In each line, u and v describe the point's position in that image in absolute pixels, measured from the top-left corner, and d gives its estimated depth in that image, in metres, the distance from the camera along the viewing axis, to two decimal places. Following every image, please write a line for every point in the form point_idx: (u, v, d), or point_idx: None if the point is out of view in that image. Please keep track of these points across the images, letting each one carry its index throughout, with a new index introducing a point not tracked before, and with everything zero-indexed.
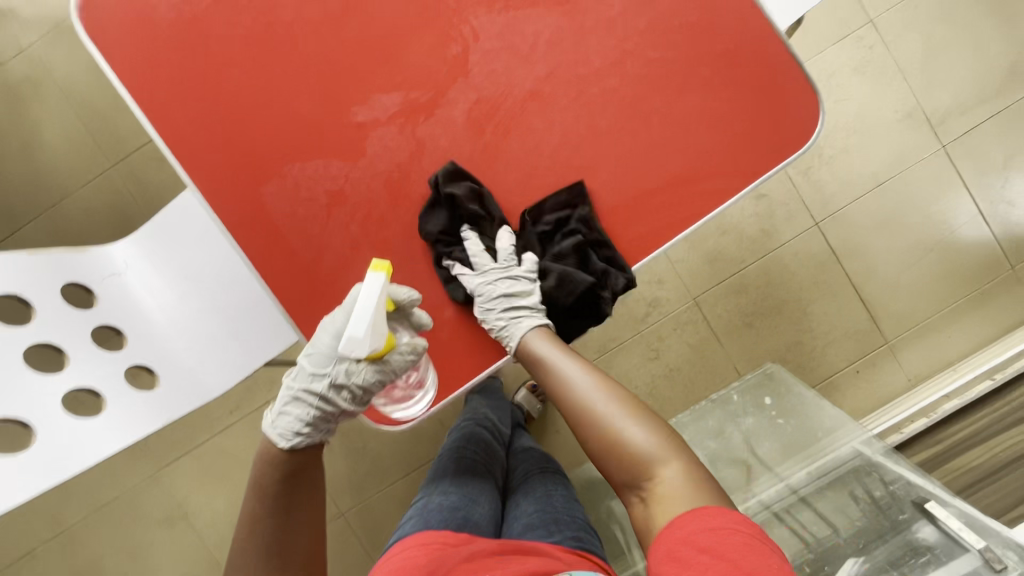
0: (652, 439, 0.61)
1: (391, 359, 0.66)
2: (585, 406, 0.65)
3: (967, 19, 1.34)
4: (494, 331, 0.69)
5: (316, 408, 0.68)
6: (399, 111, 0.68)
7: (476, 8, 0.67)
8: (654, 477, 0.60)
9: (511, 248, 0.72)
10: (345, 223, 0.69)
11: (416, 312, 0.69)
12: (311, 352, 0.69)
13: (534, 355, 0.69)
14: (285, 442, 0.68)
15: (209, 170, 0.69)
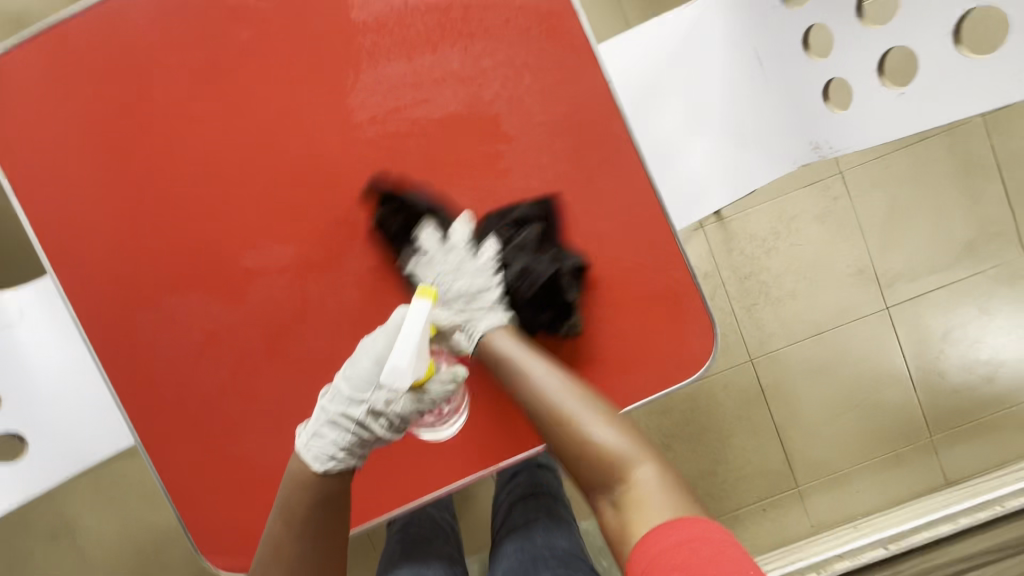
0: (617, 431, 0.60)
1: (431, 389, 0.61)
2: (551, 408, 0.62)
3: (934, 188, 1.34)
4: (450, 321, 0.67)
5: (352, 435, 0.60)
6: (290, 264, 0.65)
7: (385, 176, 0.65)
8: (624, 477, 0.58)
9: (466, 243, 0.67)
10: (216, 366, 0.67)
11: (456, 335, 0.66)
12: (347, 375, 0.61)
13: (499, 354, 0.65)
14: (319, 465, 0.60)
15: (83, 286, 0.66)
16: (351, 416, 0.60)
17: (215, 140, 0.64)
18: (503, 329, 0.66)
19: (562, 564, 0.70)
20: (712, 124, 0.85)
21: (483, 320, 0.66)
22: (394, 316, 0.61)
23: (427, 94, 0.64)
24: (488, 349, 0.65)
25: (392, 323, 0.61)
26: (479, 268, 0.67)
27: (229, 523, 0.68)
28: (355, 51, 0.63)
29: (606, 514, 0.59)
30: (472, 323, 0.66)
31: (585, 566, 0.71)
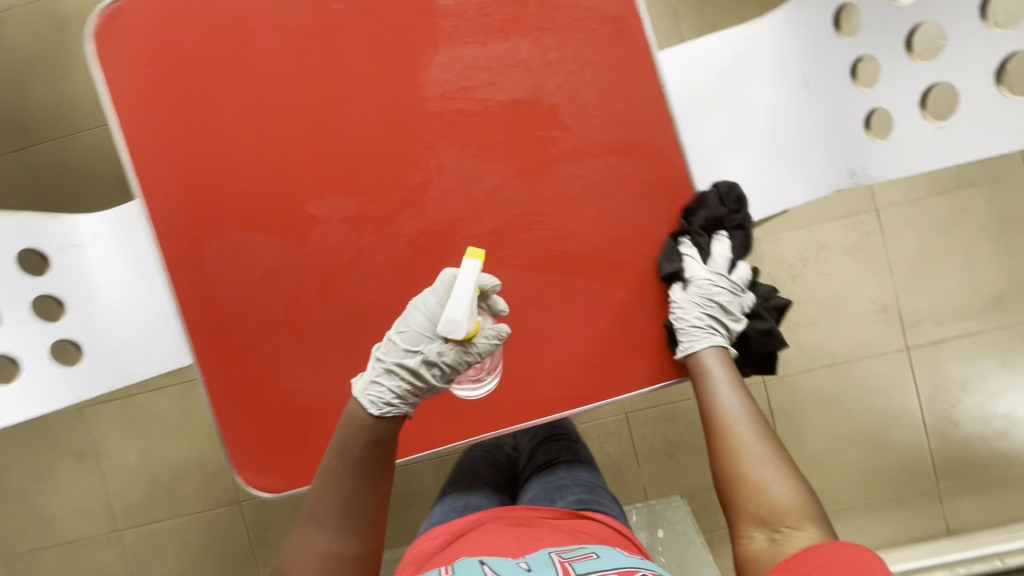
0: (798, 485, 0.63)
1: (479, 343, 0.64)
2: (741, 435, 0.66)
3: (969, 237, 1.35)
4: (687, 324, 0.71)
5: (405, 383, 0.64)
6: (352, 216, 0.72)
7: (447, 146, 0.70)
8: (793, 521, 0.60)
9: (743, 278, 0.76)
10: (272, 300, 0.73)
11: (497, 300, 0.68)
12: (402, 329, 0.66)
13: (707, 371, 0.70)
14: (374, 409, 0.64)
15: (167, 215, 0.74)
16: (403, 365, 0.64)
17: (300, 98, 0.71)
18: (721, 353, 0.71)
19: (587, 489, 0.85)
20: (753, 141, 0.89)
21: (717, 336, 0.71)
22: (445, 276, 0.66)
23: (494, 77, 0.70)
24: (701, 359, 0.71)
25: (445, 283, 0.65)
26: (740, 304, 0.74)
27: (263, 444, 0.75)
28: (436, 33, 0.69)
29: (755, 541, 0.61)
30: (706, 327, 0.71)
31: (604, 493, 0.85)
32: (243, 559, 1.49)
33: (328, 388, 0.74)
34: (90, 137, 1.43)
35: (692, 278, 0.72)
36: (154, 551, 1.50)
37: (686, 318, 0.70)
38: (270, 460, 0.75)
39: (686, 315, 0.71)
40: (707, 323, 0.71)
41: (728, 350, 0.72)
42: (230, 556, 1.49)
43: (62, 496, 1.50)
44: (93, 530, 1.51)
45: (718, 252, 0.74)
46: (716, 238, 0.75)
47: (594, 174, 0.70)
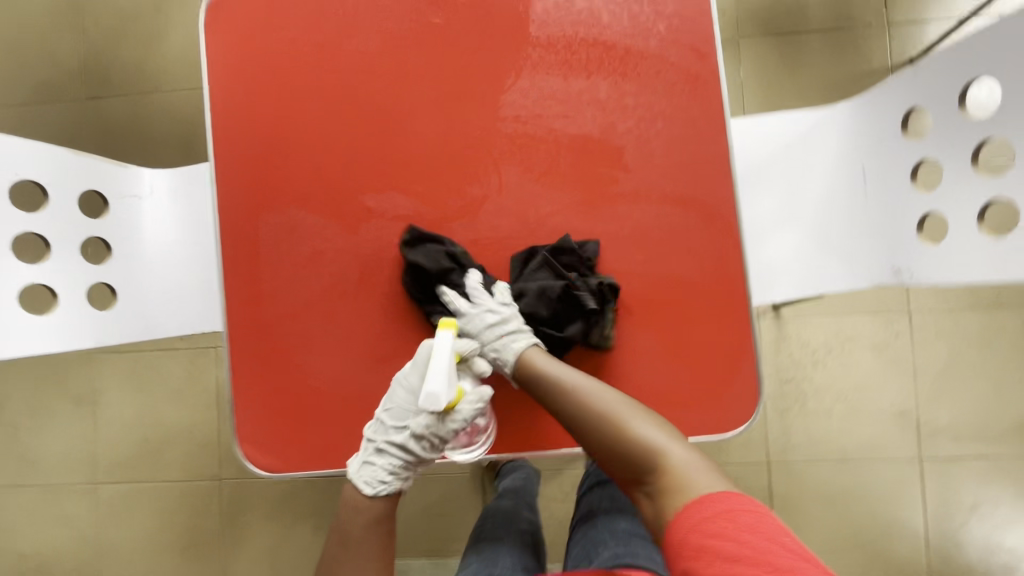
0: (652, 424, 0.66)
1: (462, 411, 0.71)
2: (588, 417, 0.68)
3: (1000, 357, 1.32)
4: (493, 361, 0.74)
5: (398, 458, 0.72)
6: (406, 215, 0.73)
7: (510, 166, 0.73)
8: (657, 471, 0.64)
9: (481, 279, 0.74)
10: (311, 279, 0.75)
11: (478, 362, 0.74)
12: (387, 407, 0.72)
13: (532, 368, 0.71)
14: (370, 488, 0.72)
15: (232, 181, 0.76)
16: (391, 442, 0.71)
17: (382, 96, 0.74)
18: (535, 348, 0.73)
19: (623, 541, 0.82)
20: (804, 220, 0.93)
21: (517, 342, 0.74)
22: (423, 349, 0.71)
23: (569, 111, 0.72)
24: (522, 377, 0.72)
25: (423, 356, 0.70)
26: (498, 303, 0.74)
27: (273, 420, 0.75)
28: (522, 60, 0.73)
29: (645, 503, 0.66)
30: (505, 345, 0.74)
31: (643, 542, 0.83)
32: (213, 537, 1.46)
33: (348, 376, 0.74)
34: (173, 96, 1.50)
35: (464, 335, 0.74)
36: (125, 511, 1.48)
37: (489, 360, 0.74)
38: (276, 437, 0.74)
39: (487, 358, 0.74)
40: (502, 348, 0.73)
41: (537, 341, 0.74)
42: (200, 532, 1.46)
43: (50, 438, 1.50)
44: (72, 478, 1.49)
45: (453, 299, 0.74)
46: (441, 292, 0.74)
47: (646, 219, 0.72)
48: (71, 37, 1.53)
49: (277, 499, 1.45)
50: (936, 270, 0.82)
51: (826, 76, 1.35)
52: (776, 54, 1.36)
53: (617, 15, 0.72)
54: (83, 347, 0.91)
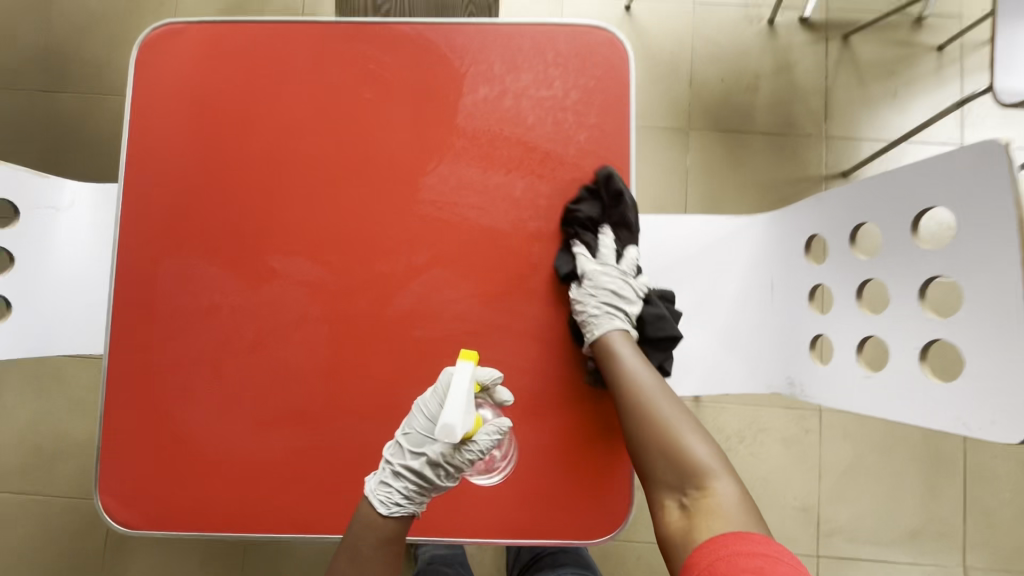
0: (707, 443, 0.68)
1: (480, 441, 0.66)
2: (651, 411, 0.69)
3: (899, 465, 1.38)
4: (587, 313, 0.72)
5: (413, 483, 0.66)
6: (309, 279, 0.73)
7: (419, 247, 0.74)
8: (702, 485, 0.65)
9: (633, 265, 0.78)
10: (204, 331, 0.73)
11: (499, 389, 0.70)
12: (406, 431, 0.67)
13: (612, 349, 0.71)
14: (382, 508, 0.66)
15: (140, 223, 0.75)
16: (406, 467, 0.65)
17: (303, 161, 0.75)
18: (624, 334, 0.74)
19: None
20: (711, 322, 0.97)
21: (617, 320, 0.74)
22: (442, 376, 0.66)
23: (484, 202, 0.74)
24: (606, 347, 0.71)
25: (442, 384, 0.65)
26: (631, 286, 0.77)
27: (141, 473, 0.72)
28: (446, 147, 0.75)
29: (671, 511, 0.66)
30: (608, 311, 0.73)
31: None
32: (96, 561, 1.38)
33: (223, 436, 0.72)
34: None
35: (584, 274, 0.73)
36: (3, 524, 1.39)
37: (586, 308, 0.72)
38: (139, 491, 0.72)
39: (589, 303, 0.72)
40: (606, 310, 0.73)
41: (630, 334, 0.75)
42: (82, 554, 1.38)
43: None
44: None
45: (605, 243, 0.77)
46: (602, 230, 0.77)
47: (546, 316, 0.74)
48: (33, 27, 1.50)
49: None
50: (821, 392, 0.84)
51: (765, 177, 1.42)
52: (722, 150, 1.43)
53: (542, 120, 0.75)
54: None
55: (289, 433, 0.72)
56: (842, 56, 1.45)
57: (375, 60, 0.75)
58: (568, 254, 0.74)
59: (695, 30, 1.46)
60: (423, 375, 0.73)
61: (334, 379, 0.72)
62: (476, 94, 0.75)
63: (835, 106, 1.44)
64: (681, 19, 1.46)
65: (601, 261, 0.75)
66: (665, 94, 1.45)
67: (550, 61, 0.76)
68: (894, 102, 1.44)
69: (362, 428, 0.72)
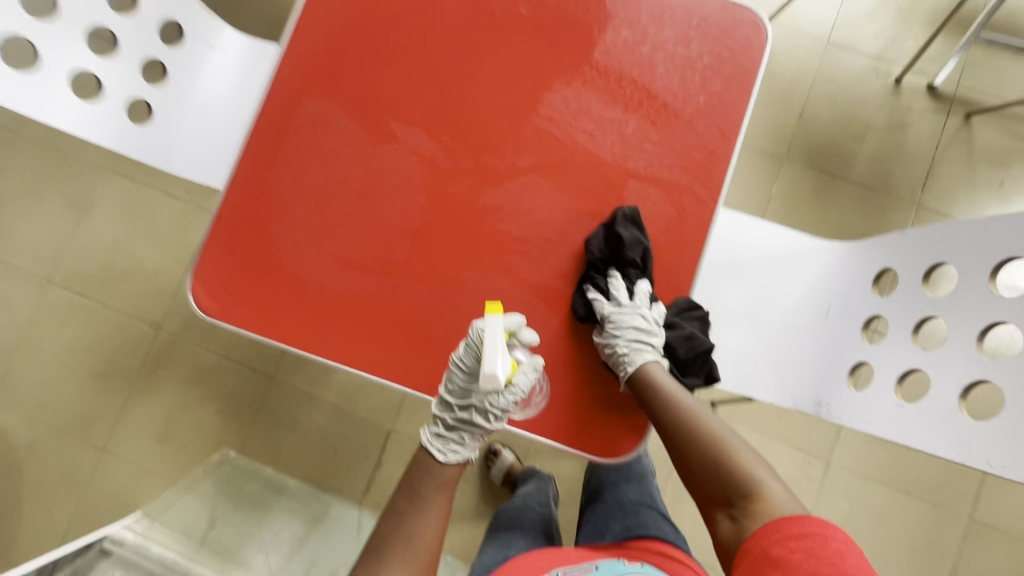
0: (753, 458, 0.74)
1: (520, 382, 0.73)
2: (695, 429, 0.75)
3: (891, 541, 1.35)
4: (616, 356, 0.76)
5: (467, 431, 0.76)
6: (423, 152, 0.81)
7: (526, 152, 0.80)
8: (749, 496, 0.71)
9: (648, 293, 0.80)
10: (319, 169, 0.81)
11: (524, 332, 0.75)
12: (448, 389, 0.76)
13: (650, 376, 0.76)
14: (441, 455, 0.75)
15: (293, 59, 0.83)
16: (456, 416, 0.75)
17: (449, 50, 0.82)
18: (656, 363, 0.78)
19: (632, 512, 0.99)
20: (761, 323, 0.99)
21: (647, 352, 0.77)
22: (470, 332, 0.72)
23: (595, 130, 0.80)
24: (644, 377, 0.76)
25: (473, 339, 0.71)
26: (651, 317, 0.79)
27: (230, 270, 0.80)
28: (577, 73, 0.81)
29: (720, 519, 0.73)
30: (637, 346, 0.77)
31: (649, 512, 0.99)
32: (128, 378, 1.50)
33: (308, 263, 0.80)
34: None
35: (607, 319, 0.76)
36: (63, 319, 1.52)
37: (616, 347, 0.76)
38: (224, 285, 0.80)
39: (618, 343, 0.76)
40: (634, 346, 0.76)
41: (660, 362, 0.78)
42: (118, 368, 1.50)
43: (28, 223, 1.55)
44: (30, 267, 1.54)
45: (618, 286, 0.78)
46: (613, 274, 0.78)
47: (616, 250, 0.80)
48: None
49: (201, 369, 1.49)
50: (849, 414, 0.86)
51: (845, 224, 1.43)
52: (810, 187, 1.45)
53: (670, 75, 0.80)
54: (102, 143, 0.98)
55: (364, 276, 0.79)
56: (958, 132, 1.45)
57: None
58: (589, 300, 0.78)
59: (819, 68, 1.48)
60: (493, 264, 0.79)
61: (416, 241, 0.79)
62: (618, 34, 0.81)
63: (937, 178, 1.44)
64: (809, 55, 1.49)
65: (618, 302, 0.77)
66: (773, 119, 1.47)
67: (694, 24, 0.81)
68: (997, 192, 1.43)
69: (426, 293, 0.79)
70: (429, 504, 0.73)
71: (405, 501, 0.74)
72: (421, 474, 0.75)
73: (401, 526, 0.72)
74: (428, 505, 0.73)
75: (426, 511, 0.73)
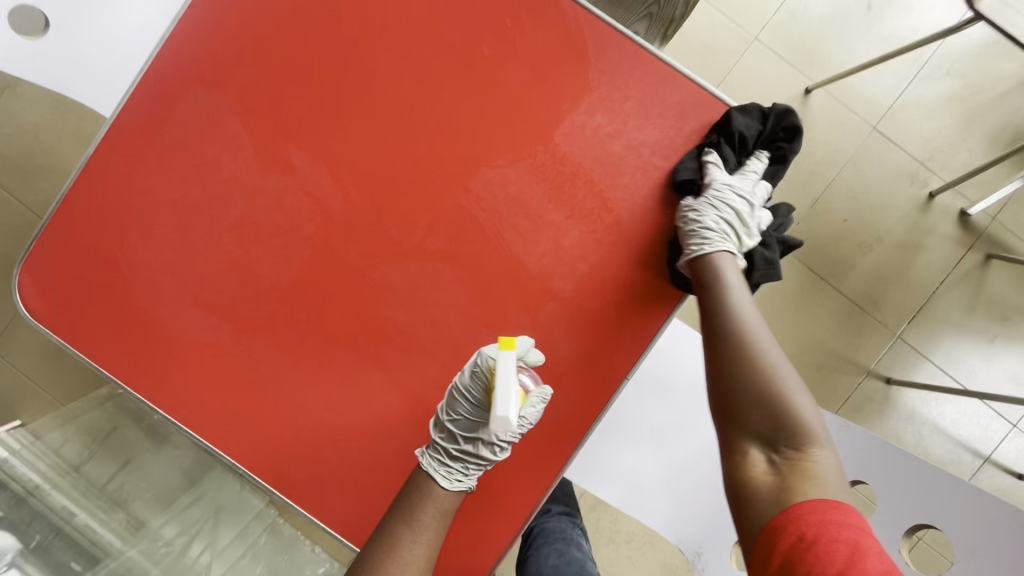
0: (814, 404, 0.55)
1: (527, 416, 0.64)
2: (756, 342, 0.58)
3: None
4: (697, 224, 0.64)
5: (475, 461, 0.64)
6: (323, 196, 0.67)
7: (441, 233, 0.67)
8: (805, 443, 0.52)
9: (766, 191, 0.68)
10: (195, 181, 0.67)
11: (531, 354, 0.64)
12: (451, 416, 0.64)
13: (720, 270, 0.63)
14: (445, 482, 0.64)
15: (192, 33, 0.66)
16: (460, 446, 0.64)
17: (385, 76, 0.66)
18: (730, 260, 0.64)
19: None
20: (671, 453, 0.91)
21: (726, 244, 0.64)
22: (480, 358, 0.62)
23: (527, 230, 0.66)
24: (713, 263, 0.63)
25: (484, 367, 0.62)
26: (749, 214, 0.67)
27: (69, 276, 0.68)
28: (529, 153, 0.66)
29: (753, 463, 0.54)
30: (724, 229, 0.65)
31: None
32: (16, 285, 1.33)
33: (158, 294, 0.68)
34: None
35: (711, 184, 0.66)
36: None
37: (703, 218, 0.64)
38: (59, 290, 0.68)
39: (706, 218, 0.64)
40: (722, 227, 0.64)
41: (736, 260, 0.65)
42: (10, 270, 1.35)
43: None
44: None
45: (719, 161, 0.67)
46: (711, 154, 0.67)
47: None
48: None
49: None
50: None
51: (815, 335, 1.31)
52: (796, 285, 1.31)
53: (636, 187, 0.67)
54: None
55: (220, 325, 0.68)
56: (973, 271, 1.30)
57: (517, 20, 0.65)
58: (701, 160, 0.67)
59: (854, 155, 1.30)
60: (370, 350, 0.68)
61: (288, 301, 0.68)
62: (591, 117, 0.66)
63: (928, 314, 1.31)
64: (849, 136, 1.30)
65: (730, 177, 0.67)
66: (784, 198, 1.30)
67: (682, 133, 0.67)
68: (983, 346, 1.31)
69: (286, 361, 0.68)
70: (423, 535, 0.60)
71: (401, 526, 0.60)
72: (423, 500, 0.62)
73: (395, 551, 0.58)
74: (422, 529, 0.60)
75: (422, 536, 0.60)
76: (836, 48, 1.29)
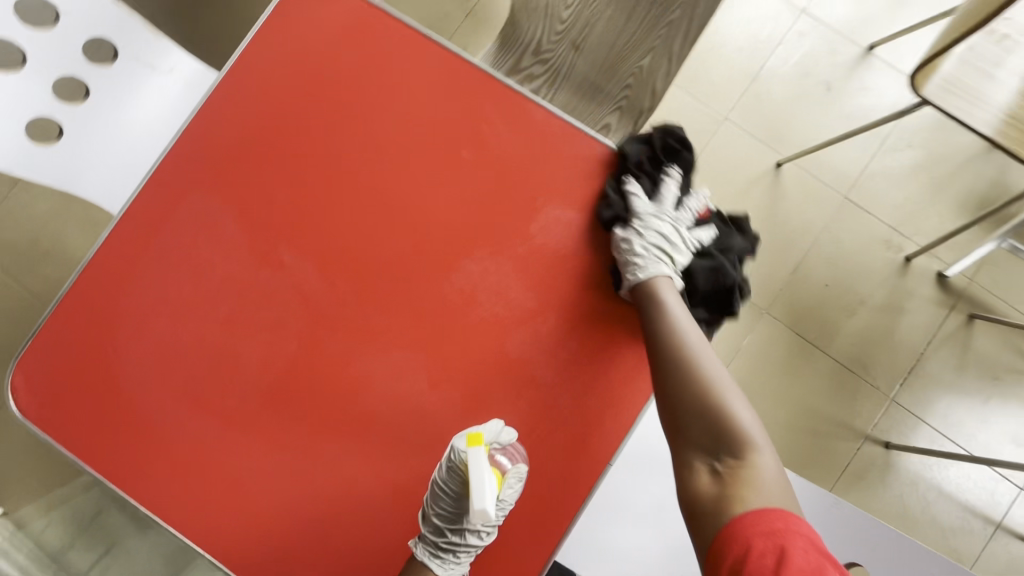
0: (749, 407, 0.62)
1: (507, 497, 0.66)
2: (692, 356, 0.63)
3: None
4: (627, 257, 0.68)
5: (468, 548, 0.67)
6: (311, 291, 0.70)
7: (425, 323, 0.69)
8: (743, 452, 0.58)
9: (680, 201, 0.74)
10: (190, 280, 0.70)
11: (504, 433, 0.66)
12: (435, 510, 0.66)
13: (658, 295, 0.67)
14: (441, 570, 0.66)
15: (194, 146, 0.71)
16: (447, 538, 0.66)
17: (374, 180, 0.71)
18: (668, 283, 0.69)
19: None
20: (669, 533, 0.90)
21: (660, 269, 0.68)
22: (453, 454, 0.64)
23: (506, 318, 0.70)
24: (653, 289, 0.67)
25: (457, 462, 0.64)
26: (663, 224, 0.71)
27: (64, 376, 0.70)
28: (506, 247, 0.70)
29: (698, 474, 0.60)
30: (656, 255, 0.69)
31: None
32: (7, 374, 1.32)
33: (148, 390, 0.69)
34: None
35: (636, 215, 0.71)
36: None
37: (632, 246, 0.68)
38: (51, 389, 0.69)
39: (637, 241, 0.68)
40: (654, 251, 0.68)
41: (674, 283, 0.70)
42: None
43: None
44: None
45: (673, 185, 0.74)
46: (668, 170, 0.75)
47: None
48: None
49: None
50: None
51: (808, 399, 1.31)
52: (785, 351, 1.32)
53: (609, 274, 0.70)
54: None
55: (207, 420, 0.69)
56: (958, 331, 1.32)
57: (495, 129, 0.72)
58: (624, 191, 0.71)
59: (829, 223, 1.35)
60: (356, 442, 0.69)
61: (275, 395, 0.69)
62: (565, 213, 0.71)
63: (919, 375, 1.31)
64: (822, 205, 1.36)
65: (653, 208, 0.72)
66: (766, 265, 1.34)
67: None
68: (979, 407, 1.30)
69: (271, 455, 0.69)
70: None
71: None
72: None
73: None
74: None
75: None
76: (802, 125, 1.38)
